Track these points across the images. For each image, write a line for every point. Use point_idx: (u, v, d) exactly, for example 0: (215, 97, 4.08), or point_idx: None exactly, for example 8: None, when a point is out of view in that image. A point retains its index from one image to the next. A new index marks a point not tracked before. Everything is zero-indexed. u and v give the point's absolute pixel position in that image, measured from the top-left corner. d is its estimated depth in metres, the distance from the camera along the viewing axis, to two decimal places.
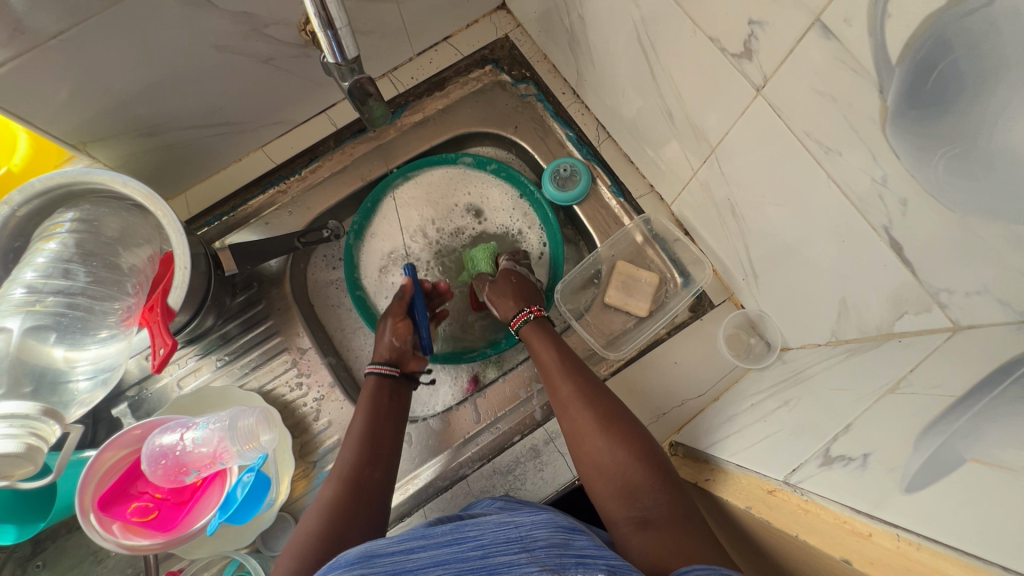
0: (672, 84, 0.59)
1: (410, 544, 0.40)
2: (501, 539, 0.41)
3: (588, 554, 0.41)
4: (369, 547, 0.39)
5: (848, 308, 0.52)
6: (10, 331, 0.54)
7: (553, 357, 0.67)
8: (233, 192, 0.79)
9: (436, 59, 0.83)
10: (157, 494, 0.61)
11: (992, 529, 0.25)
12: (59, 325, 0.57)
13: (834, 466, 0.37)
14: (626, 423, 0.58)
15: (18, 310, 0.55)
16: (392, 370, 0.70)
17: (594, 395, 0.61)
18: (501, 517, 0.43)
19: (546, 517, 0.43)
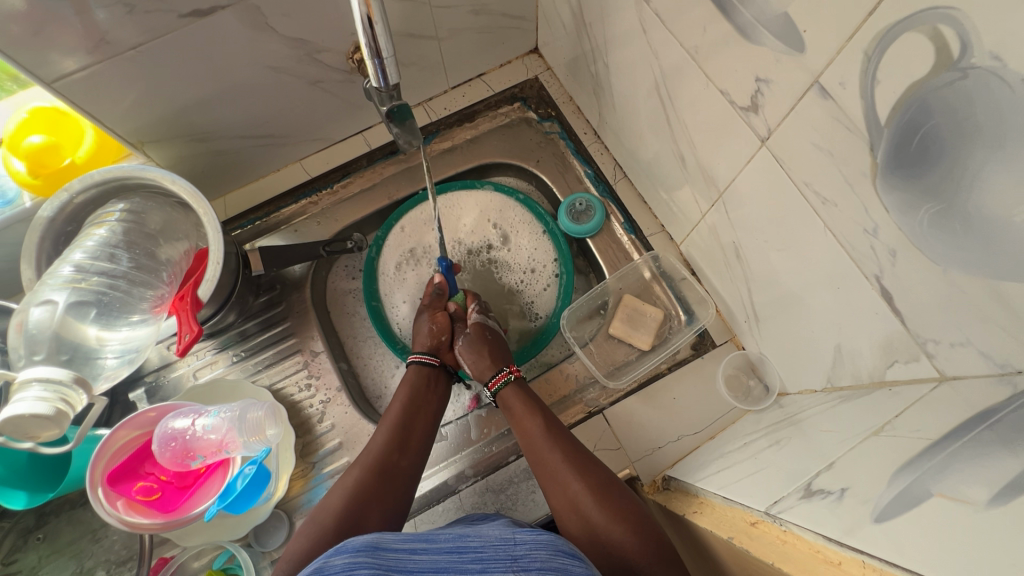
0: (685, 131, 0.63)
1: (415, 546, 0.46)
2: (499, 556, 0.45)
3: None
4: (376, 538, 0.45)
5: (843, 354, 0.54)
6: (55, 304, 0.57)
7: (539, 425, 0.67)
8: (268, 200, 0.84)
9: (468, 94, 0.89)
10: (162, 476, 0.64)
11: (946, 557, 0.27)
12: (100, 303, 0.60)
13: (814, 499, 0.39)
14: (616, 495, 0.60)
15: (65, 286, 0.59)
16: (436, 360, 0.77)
17: (583, 466, 0.63)
18: (504, 535, 0.48)
19: (547, 540, 0.46)
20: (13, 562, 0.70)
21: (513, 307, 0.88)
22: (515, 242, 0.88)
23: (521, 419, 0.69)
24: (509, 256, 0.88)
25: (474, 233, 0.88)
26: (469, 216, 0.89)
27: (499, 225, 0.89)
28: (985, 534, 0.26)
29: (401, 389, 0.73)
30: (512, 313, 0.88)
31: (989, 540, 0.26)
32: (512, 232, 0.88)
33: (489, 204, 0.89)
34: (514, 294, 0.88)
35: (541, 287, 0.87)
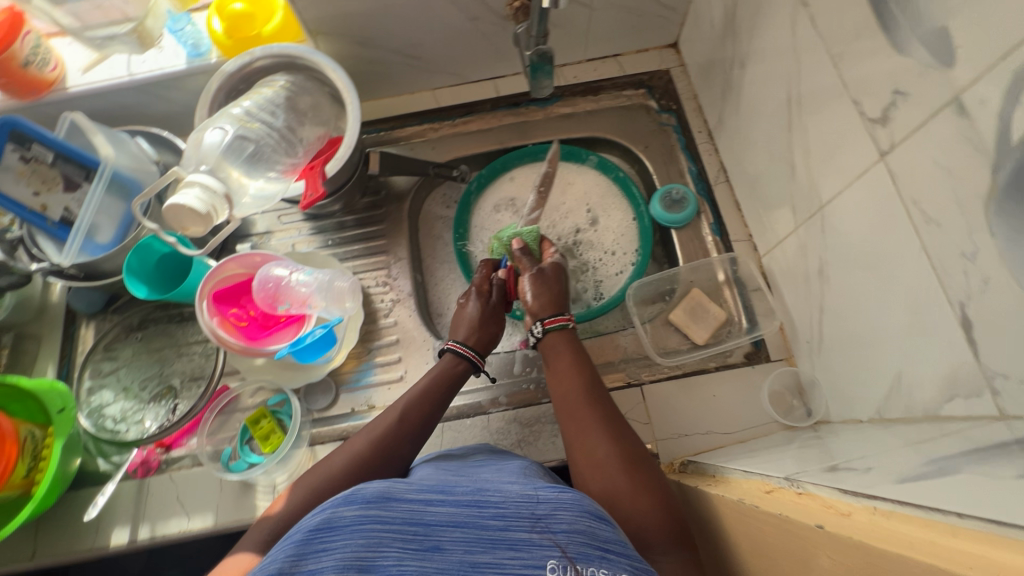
0: (804, 141, 0.65)
1: (431, 497, 0.43)
2: (521, 513, 0.43)
3: (611, 548, 0.42)
4: (388, 488, 0.43)
5: (902, 383, 0.54)
6: (225, 132, 0.66)
7: (578, 381, 0.64)
8: (397, 116, 0.93)
9: (600, 69, 0.95)
10: (251, 312, 0.73)
11: (960, 508, 0.28)
12: (257, 145, 0.69)
13: (838, 472, 0.40)
14: (645, 467, 0.55)
15: (235, 122, 0.68)
16: (477, 359, 0.71)
17: (615, 430, 0.58)
18: (525, 491, 0.45)
19: (572, 499, 0.45)
20: (113, 349, 0.82)
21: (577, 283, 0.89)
22: (600, 228, 0.91)
23: (561, 371, 0.66)
24: (595, 236, 0.91)
25: (573, 212, 0.92)
26: (573, 189, 0.93)
27: (593, 209, 0.92)
28: (1005, 498, 0.28)
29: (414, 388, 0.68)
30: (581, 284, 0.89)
31: (1007, 501, 0.27)
32: (605, 214, 0.92)
33: (593, 188, 0.93)
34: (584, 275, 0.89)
35: (613, 271, 0.89)
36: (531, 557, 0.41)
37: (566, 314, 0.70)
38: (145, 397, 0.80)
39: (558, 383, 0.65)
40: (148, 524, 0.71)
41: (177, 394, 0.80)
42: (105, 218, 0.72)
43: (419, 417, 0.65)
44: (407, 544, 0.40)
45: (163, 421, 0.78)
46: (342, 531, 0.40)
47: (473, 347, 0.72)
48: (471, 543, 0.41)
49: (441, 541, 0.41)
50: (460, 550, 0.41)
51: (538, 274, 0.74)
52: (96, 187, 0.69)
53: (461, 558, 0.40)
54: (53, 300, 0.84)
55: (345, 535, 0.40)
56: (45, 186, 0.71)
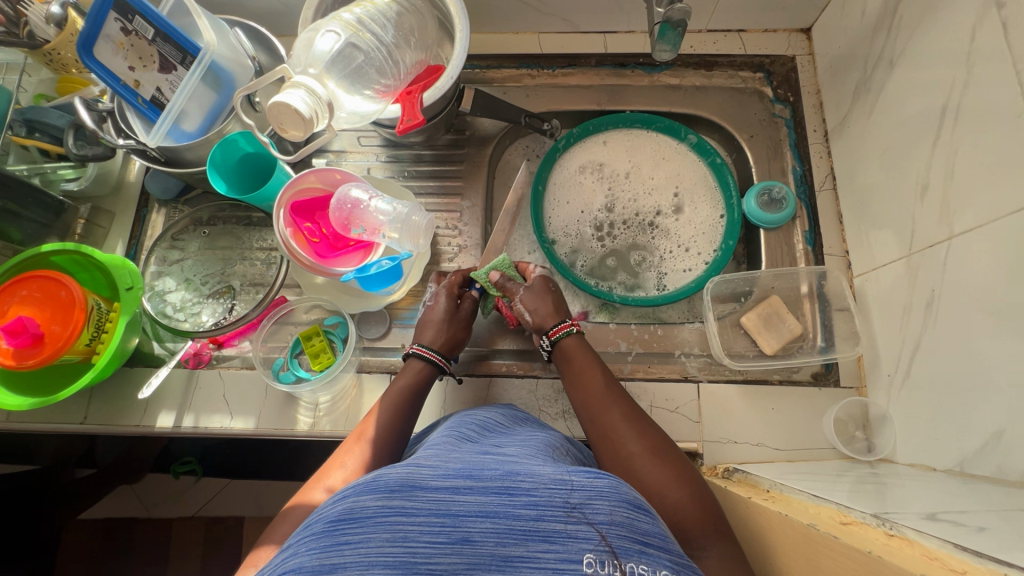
0: (948, 163, 0.59)
1: (457, 484, 0.37)
2: (554, 502, 0.37)
3: (650, 542, 0.37)
4: (411, 475, 0.38)
5: (1001, 443, 0.50)
6: (337, 37, 0.63)
7: (600, 382, 0.64)
8: (496, 55, 0.89)
9: (719, 43, 0.88)
10: (323, 230, 0.72)
11: None
12: (364, 58, 0.65)
13: (940, 522, 0.38)
14: (668, 457, 0.56)
15: (346, 28, 0.64)
16: (441, 362, 0.67)
17: (637, 427, 0.59)
18: (558, 475, 0.39)
19: (607, 486, 0.39)
20: (180, 240, 0.83)
21: (645, 267, 0.86)
22: (681, 215, 0.87)
23: (579, 375, 0.66)
24: (676, 224, 0.87)
25: (656, 197, 0.88)
26: (664, 172, 0.88)
27: (681, 195, 0.88)
28: None
29: (385, 395, 0.64)
30: (646, 271, 0.85)
31: None
32: (690, 205, 0.87)
33: (688, 172, 0.88)
34: (654, 260, 0.86)
35: (681, 268, 0.85)
36: (568, 550, 0.34)
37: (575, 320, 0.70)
38: (205, 292, 0.81)
39: (578, 384, 0.65)
40: (193, 413, 0.73)
41: (235, 295, 0.81)
42: (194, 106, 0.70)
43: (389, 432, 0.60)
44: (436, 537, 0.34)
45: (219, 318, 0.79)
46: (365, 523, 0.35)
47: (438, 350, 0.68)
48: (502, 535, 0.35)
49: (469, 533, 0.35)
50: (491, 543, 0.34)
51: (529, 289, 0.73)
52: (195, 73, 0.67)
53: (492, 552, 0.34)
54: (129, 179, 0.85)
55: (368, 528, 0.34)
56: (141, 62, 0.68)
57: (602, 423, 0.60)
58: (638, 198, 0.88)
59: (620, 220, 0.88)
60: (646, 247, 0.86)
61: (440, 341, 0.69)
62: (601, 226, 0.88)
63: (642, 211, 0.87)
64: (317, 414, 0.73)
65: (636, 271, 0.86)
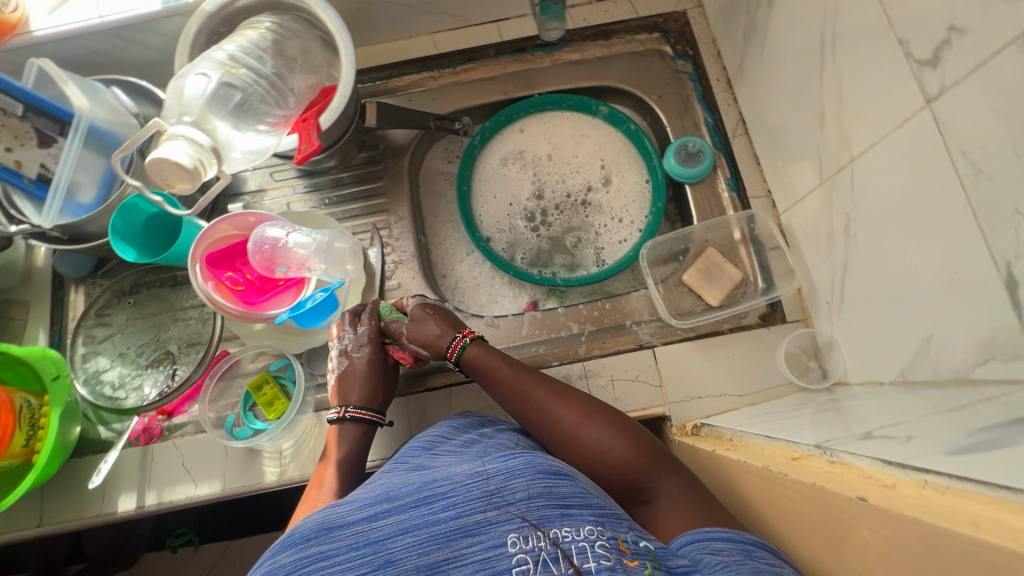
0: (836, 89, 0.60)
1: (377, 510, 0.44)
2: (472, 495, 0.45)
3: (569, 502, 0.45)
4: (326, 520, 0.44)
5: (931, 347, 0.52)
6: (211, 79, 0.61)
7: (508, 373, 0.64)
8: (393, 64, 0.87)
9: (611, 10, 0.87)
10: (247, 275, 0.69)
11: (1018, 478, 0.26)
12: (245, 93, 0.63)
13: (875, 440, 0.38)
14: (603, 414, 0.61)
15: (221, 68, 0.62)
16: (378, 418, 0.67)
17: (565, 399, 0.62)
18: (473, 470, 0.47)
19: (521, 465, 0.47)
20: (106, 315, 0.79)
21: (583, 244, 0.86)
22: (608, 186, 0.88)
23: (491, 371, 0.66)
24: (606, 197, 0.87)
25: (582, 173, 0.88)
26: (584, 148, 0.89)
27: (607, 167, 0.88)
28: None
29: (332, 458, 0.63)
30: (583, 249, 0.86)
31: None
32: (617, 174, 0.88)
33: (609, 144, 0.89)
34: (590, 237, 0.86)
35: (617, 240, 0.86)
36: (489, 537, 0.42)
37: (466, 330, 0.70)
38: (143, 363, 0.78)
39: (492, 378, 0.65)
40: (155, 489, 0.70)
41: (175, 360, 0.78)
42: (84, 175, 0.67)
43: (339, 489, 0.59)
44: (362, 566, 0.41)
45: (162, 387, 0.76)
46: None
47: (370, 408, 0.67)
48: (424, 543, 0.42)
49: (393, 553, 0.42)
50: (415, 555, 0.42)
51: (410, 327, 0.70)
52: (74, 141, 0.63)
53: (416, 563, 0.41)
54: (38, 264, 0.80)
55: None
56: (17, 141, 0.64)
57: (535, 409, 0.62)
58: (564, 178, 0.88)
59: (550, 204, 0.88)
60: (581, 225, 0.87)
61: (367, 400, 0.68)
62: (533, 214, 0.88)
63: (570, 191, 0.88)
64: (283, 462, 0.70)
65: (574, 251, 0.86)
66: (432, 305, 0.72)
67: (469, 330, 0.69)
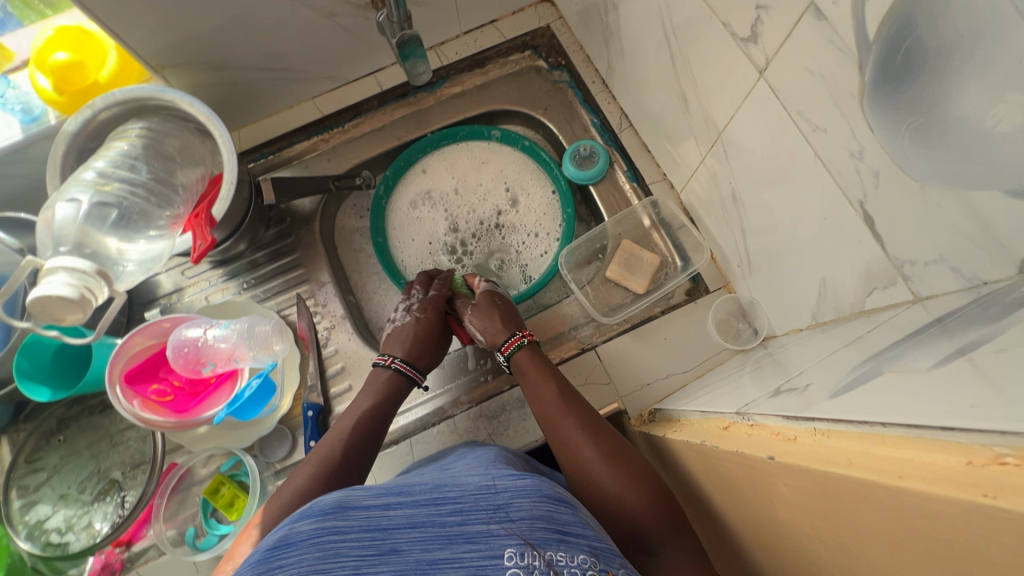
0: (689, 73, 0.65)
1: (389, 501, 0.44)
2: (479, 507, 0.44)
3: (568, 530, 0.44)
4: (345, 498, 0.44)
5: (828, 288, 0.56)
6: (81, 205, 0.61)
7: (553, 390, 0.65)
8: (281, 135, 0.87)
9: (480, 39, 0.90)
10: (176, 382, 0.68)
11: (879, 409, 0.29)
12: (121, 208, 0.63)
13: (782, 396, 0.41)
14: (627, 460, 0.58)
15: (89, 188, 0.61)
16: (415, 376, 0.72)
17: (597, 433, 0.61)
18: (483, 483, 0.46)
19: (530, 486, 0.46)
20: (37, 460, 0.75)
21: (507, 266, 0.89)
22: (519, 205, 0.90)
23: (534, 385, 0.67)
24: (518, 216, 0.90)
25: (490, 198, 0.90)
26: (486, 173, 0.91)
27: (512, 187, 0.91)
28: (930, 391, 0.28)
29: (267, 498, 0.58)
30: (508, 270, 0.88)
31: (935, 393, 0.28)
32: (523, 192, 0.90)
33: (509, 165, 0.91)
34: (512, 257, 0.89)
35: (538, 253, 0.88)
36: (487, 548, 0.42)
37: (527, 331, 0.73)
38: (87, 499, 0.74)
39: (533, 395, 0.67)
40: None
41: (122, 486, 0.74)
42: None
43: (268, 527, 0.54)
44: (366, 551, 0.41)
45: (115, 518, 0.72)
46: (297, 546, 0.41)
47: (413, 365, 0.72)
48: (428, 542, 0.42)
49: (399, 543, 0.42)
50: (417, 550, 0.41)
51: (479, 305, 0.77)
52: None
53: (418, 558, 0.41)
54: None
55: (303, 549, 0.40)
56: None
57: (563, 432, 0.62)
58: (474, 207, 0.90)
59: (467, 235, 0.90)
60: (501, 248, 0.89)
61: (413, 354, 0.73)
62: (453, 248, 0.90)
63: (481, 220, 0.90)
64: None
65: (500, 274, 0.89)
66: (500, 300, 0.77)
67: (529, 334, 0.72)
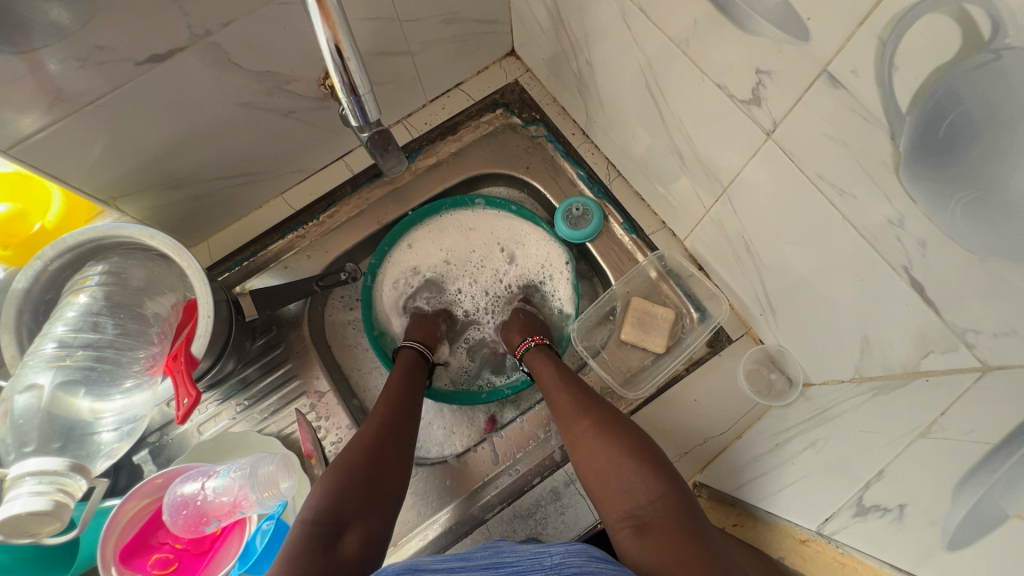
0: (680, 126, 0.61)
1: (453, 564, 0.45)
2: (534, 566, 0.45)
3: None
4: (412, 562, 0.44)
5: (871, 345, 0.51)
6: (41, 387, 0.54)
7: (586, 426, 0.61)
8: (253, 239, 0.81)
9: (448, 105, 0.86)
10: (177, 545, 0.61)
11: None
12: (89, 378, 0.57)
13: (870, 517, 0.38)
14: (618, 426, 0.60)
15: (49, 365, 0.55)
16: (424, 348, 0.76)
17: (592, 407, 0.63)
18: (537, 549, 0.47)
19: (579, 548, 0.46)
20: None
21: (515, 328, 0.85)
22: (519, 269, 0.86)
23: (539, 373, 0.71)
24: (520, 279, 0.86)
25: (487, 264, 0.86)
26: (478, 239, 0.86)
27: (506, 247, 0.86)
28: None
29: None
30: None
31: None
32: (518, 251, 0.86)
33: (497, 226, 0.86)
34: None
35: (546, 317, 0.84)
36: None
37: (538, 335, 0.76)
38: None
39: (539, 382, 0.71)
40: None
41: None
42: None
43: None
44: None
45: None
46: None
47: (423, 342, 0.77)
48: None
49: None
50: None
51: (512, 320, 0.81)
52: None
53: None
54: None
55: None
56: None
57: (562, 409, 0.65)
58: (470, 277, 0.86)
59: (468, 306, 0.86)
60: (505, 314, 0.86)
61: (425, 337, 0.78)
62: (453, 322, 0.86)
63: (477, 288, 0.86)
64: None
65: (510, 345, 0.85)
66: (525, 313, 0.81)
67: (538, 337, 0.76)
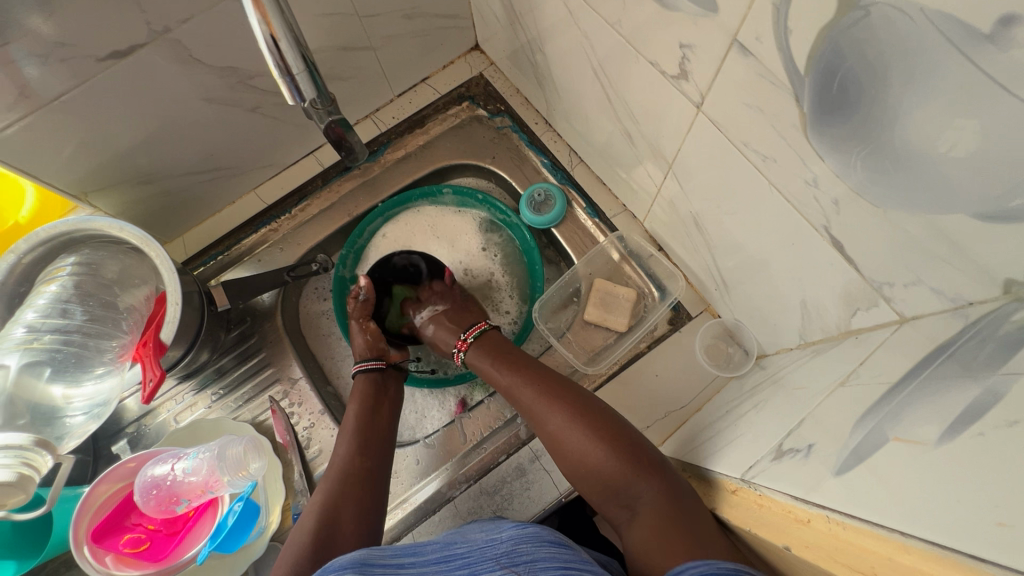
0: (626, 107, 0.63)
1: (403, 560, 0.46)
2: (483, 556, 0.46)
3: (570, 564, 0.44)
4: (363, 555, 0.44)
5: (810, 310, 0.53)
6: (7, 368, 0.57)
7: (558, 419, 0.61)
8: (228, 233, 0.84)
9: (415, 99, 0.88)
10: (150, 525, 0.63)
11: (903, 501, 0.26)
12: (55, 360, 0.59)
13: (784, 459, 0.39)
14: (588, 414, 0.60)
15: (17, 348, 0.58)
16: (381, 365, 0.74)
17: (557, 398, 0.63)
18: (488, 536, 0.48)
19: (533, 531, 0.47)
20: None
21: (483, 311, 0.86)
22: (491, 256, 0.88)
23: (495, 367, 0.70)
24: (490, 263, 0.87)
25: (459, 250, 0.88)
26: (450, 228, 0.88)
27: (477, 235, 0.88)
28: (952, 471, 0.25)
29: None
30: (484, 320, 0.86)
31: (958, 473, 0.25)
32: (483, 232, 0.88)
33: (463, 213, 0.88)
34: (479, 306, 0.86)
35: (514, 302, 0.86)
36: None
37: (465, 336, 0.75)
38: None
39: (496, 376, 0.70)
40: None
41: None
42: None
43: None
44: None
45: None
46: None
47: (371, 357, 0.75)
48: None
49: None
50: None
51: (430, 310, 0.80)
52: None
53: None
54: None
55: None
56: None
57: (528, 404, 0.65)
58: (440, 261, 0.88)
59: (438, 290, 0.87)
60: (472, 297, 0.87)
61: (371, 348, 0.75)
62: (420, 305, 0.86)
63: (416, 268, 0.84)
64: None
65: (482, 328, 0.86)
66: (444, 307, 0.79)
67: (463, 339, 0.75)
